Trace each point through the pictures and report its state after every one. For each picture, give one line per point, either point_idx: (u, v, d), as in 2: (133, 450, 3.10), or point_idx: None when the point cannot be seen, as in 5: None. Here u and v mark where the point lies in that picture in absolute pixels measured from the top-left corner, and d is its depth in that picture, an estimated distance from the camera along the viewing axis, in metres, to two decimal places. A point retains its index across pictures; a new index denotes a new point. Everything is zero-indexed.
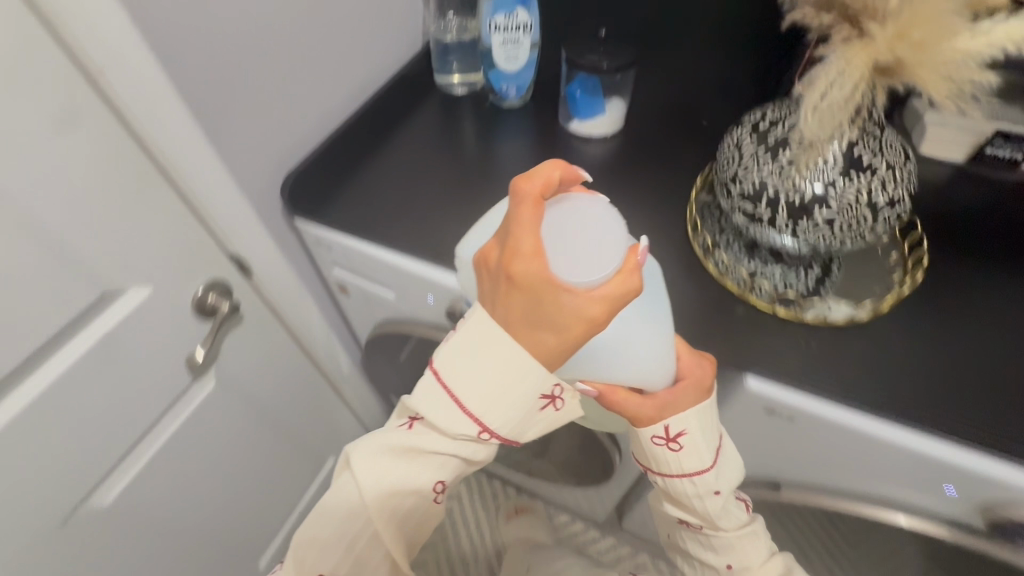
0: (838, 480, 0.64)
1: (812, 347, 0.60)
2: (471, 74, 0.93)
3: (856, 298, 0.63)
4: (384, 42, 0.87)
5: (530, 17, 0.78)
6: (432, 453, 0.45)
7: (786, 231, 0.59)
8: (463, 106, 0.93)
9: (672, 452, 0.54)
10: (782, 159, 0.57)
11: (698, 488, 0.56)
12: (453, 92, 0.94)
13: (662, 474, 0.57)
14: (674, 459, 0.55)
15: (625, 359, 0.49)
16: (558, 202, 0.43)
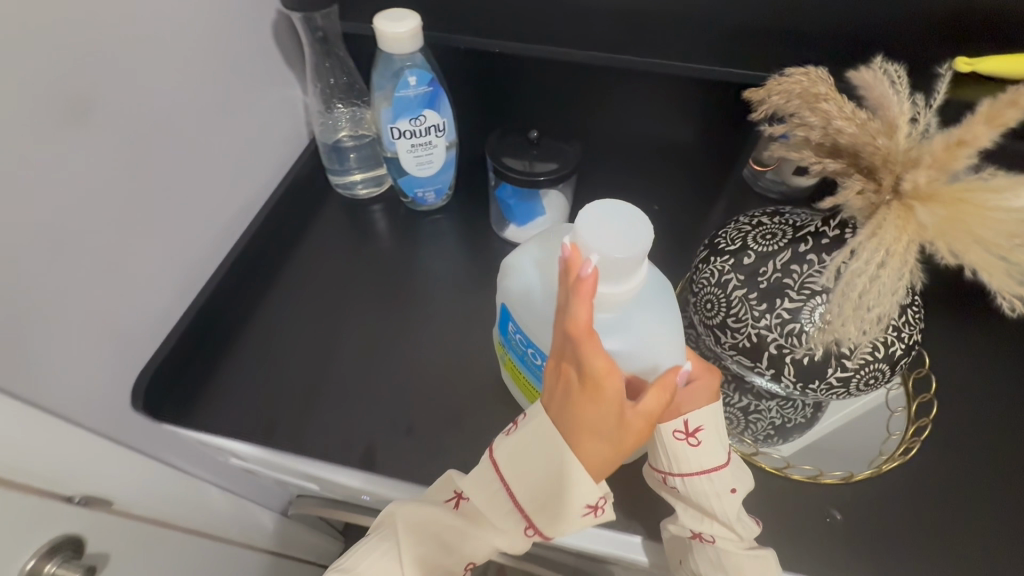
0: None
1: (840, 517, 0.50)
2: (377, 174, 0.76)
3: (866, 432, 0.56)
4: (256, 151, 0.68)
5: (442, 119, 0.62)
6: (471, 540, 0.40)
7: (794, 389, 0.49)
8: (371, 213, 0.76)
9: (689, 452, 0.46)
10: (780, 309, 0.47)
11: (717, 482, 0.46)
12: (356, 196, 0.76)
13: (677, 482, 0.48)
14: (688, 449, 0.46)
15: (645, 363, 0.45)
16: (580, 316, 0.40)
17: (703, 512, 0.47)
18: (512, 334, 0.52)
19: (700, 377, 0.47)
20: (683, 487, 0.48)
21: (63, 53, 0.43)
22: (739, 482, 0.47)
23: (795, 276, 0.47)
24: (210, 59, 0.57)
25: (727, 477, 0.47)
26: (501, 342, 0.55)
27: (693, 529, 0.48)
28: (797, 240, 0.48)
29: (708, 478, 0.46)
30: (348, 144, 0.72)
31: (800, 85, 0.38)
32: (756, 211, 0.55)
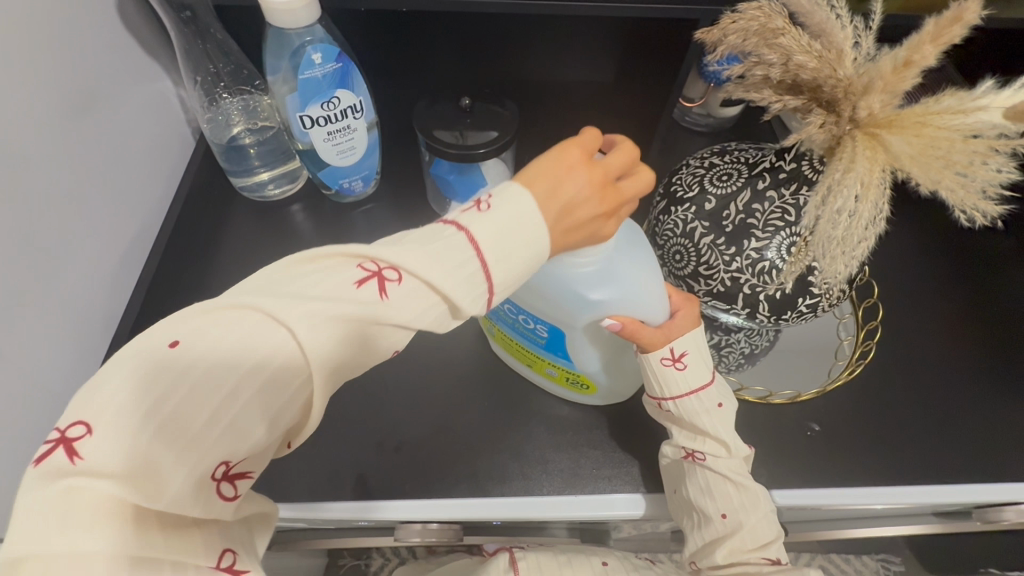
0: (857, 525, 0.61)
1: (817, 430, 0.53)
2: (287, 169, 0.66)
3: (830, 343, 0.59)
4: (132, 164, 0.56)
5: (358, 99, 0.55)
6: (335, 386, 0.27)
7: (769, 322, 0.51)
8: (288, 213, 0.67)
9: (678, 377, 0.44)
10: (748, 250, 0.48)
11: (706, 399, 0.45)
12: (270, 197, 0.66)
13: (667, 406, 0.46)
14: (676, 372, 0.44)
15: (627, 308, 0.43)
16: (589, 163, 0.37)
17: (695, 431, 0.45)
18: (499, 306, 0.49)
19: (684, 307, 0.46)
20: (672, 410, 0.46)
21: None
22: (723, 396, 0.46)
23: (758, 215, 0.47)
24: (44, 60, 0.45)
25: (713, 393, 0.45)
26: (487, 316, 0.53)
27: (686, 449, 0.46)
28: (754, 177, 0.48)
29: (698, 396, 0.45)
30: (245, 140, 0.61)
31: (758, 20, 0.36)
32: (705, 152, 0.55)
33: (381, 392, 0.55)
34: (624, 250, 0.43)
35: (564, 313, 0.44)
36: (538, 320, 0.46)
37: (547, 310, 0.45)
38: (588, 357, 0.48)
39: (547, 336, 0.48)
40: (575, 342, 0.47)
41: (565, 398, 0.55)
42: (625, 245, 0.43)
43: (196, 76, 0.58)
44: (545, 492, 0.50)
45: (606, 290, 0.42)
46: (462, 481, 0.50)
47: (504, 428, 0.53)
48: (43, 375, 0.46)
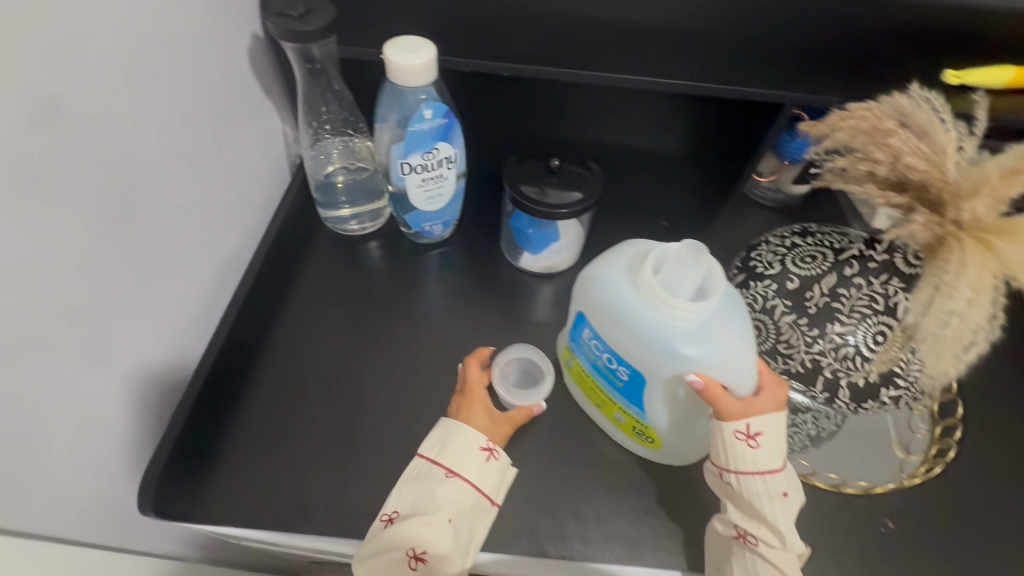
0: None
1: (891, 527, 0.51)
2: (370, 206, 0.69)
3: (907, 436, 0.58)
4: (240, 194, 0.61)
5: (454, 151, 0.58)
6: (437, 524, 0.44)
7: (847, 410, 0.50)
8: (366, 249, 0.70)
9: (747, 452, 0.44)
10: (832, 334, 0.48)
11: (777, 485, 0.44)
12: (354, 229, 0.70)
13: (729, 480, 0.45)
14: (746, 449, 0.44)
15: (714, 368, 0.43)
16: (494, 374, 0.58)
17: (754, 514, 0.44)
18: (585, 340, 0.49)
19: (769, 387, 0.45)
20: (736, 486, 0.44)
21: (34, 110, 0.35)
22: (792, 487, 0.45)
23: (844, 300, 0.48)
24: (185, 96, 0.50)
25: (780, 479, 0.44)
26: (568, 347, 0.53)
27: (738, 529, 0.44)
28: (840, 262, 0.48)
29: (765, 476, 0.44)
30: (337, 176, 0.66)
31: (868, 121, 0.38)
32: (786, 230, 0.56)
33: None
34: (725, 311, 0.44)
35: (649, 361, 0.45)
36: (622, 363, 0.47)
37: (633, 355, 0.45)
38: (661, 411, 0.48)
39: (625, 380, 0.47)
40: (653, 393, 0.47)
41: (621, 444, 0.55)
42: (724, 309, 0.44)
43: (306, 118, 0.63)
44: (605, 559, 0.49)
45: (696, 347, 0.43)
46: (521, 537, 0.50)
47: (564, 486, 0.53)
48: (139, 384, 0.49)
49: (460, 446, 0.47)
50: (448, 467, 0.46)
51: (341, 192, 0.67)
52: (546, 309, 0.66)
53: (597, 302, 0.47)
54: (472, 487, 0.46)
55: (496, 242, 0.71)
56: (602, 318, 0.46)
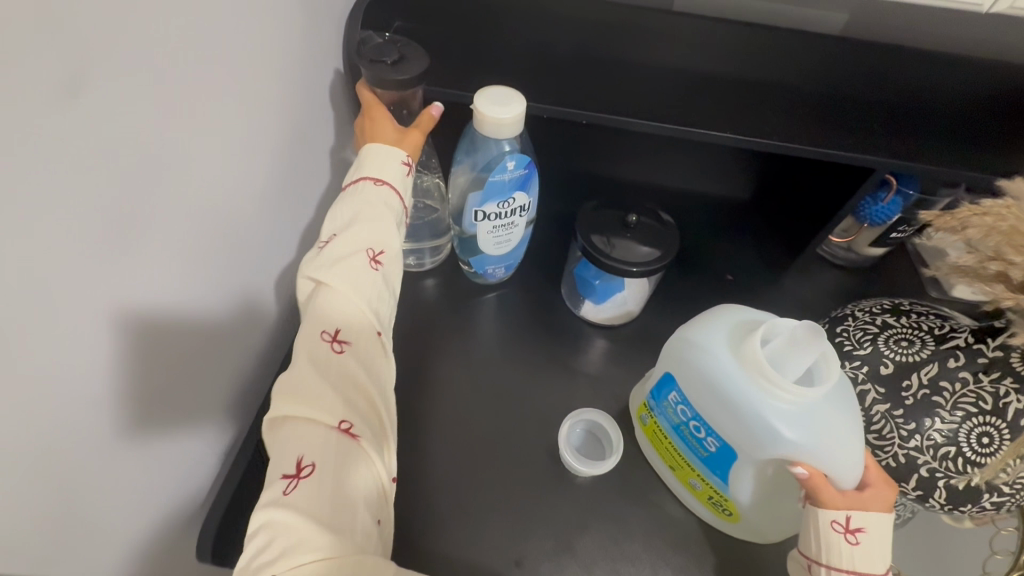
0: None
1: None
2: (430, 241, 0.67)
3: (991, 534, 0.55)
4: (315, 233, 0.59)
5: (529, 200, 0.56)
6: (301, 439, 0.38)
7: (939, 510, 0.47)
8: (420, 285, 0.68)
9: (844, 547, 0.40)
10: (932, 430, 0.45)
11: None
12: (411, 264, 0.68)
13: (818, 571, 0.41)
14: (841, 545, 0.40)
15: (821, 454, 0.38)
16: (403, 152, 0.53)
17: None
18: (668, 401, 0.47)
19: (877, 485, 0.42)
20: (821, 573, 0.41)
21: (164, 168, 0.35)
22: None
23: (947, 394, 0.45)
24: (280, 141, 0.48)
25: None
26: (646, 404, 0.51)
27: None
28: (944, 352, 0.45)
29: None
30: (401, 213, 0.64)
31: (1007, 223, 0.35)
32: (875, 306, 0.53)
33: (502, 498, 0.53)
34: (838, 393, 0.40)
35: (745, 435, 0.40)
36: (711, 433, 0.43)
37: (726, 427, 0.41)
38: (746, 487, 0.45)
39: (713, 451, 0.44)
40: (742, 469, 0.43)
41: (688, 505, 0.53)
42: (837, 392, 0.39)
43: None
44: None
45: (798, 430, 0.38)
46: None
47: (630, 561, 0.50)
48: (210, 429, 0.47)
49: (381, 158, 0.50)
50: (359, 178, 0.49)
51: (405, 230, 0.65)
52: (606, 362, 0.63)
53: (691, 364, 0.43)
54: (398, 195, 0.50)
55: (556, 287, 0.69)
56: (695, 381, 0.43)
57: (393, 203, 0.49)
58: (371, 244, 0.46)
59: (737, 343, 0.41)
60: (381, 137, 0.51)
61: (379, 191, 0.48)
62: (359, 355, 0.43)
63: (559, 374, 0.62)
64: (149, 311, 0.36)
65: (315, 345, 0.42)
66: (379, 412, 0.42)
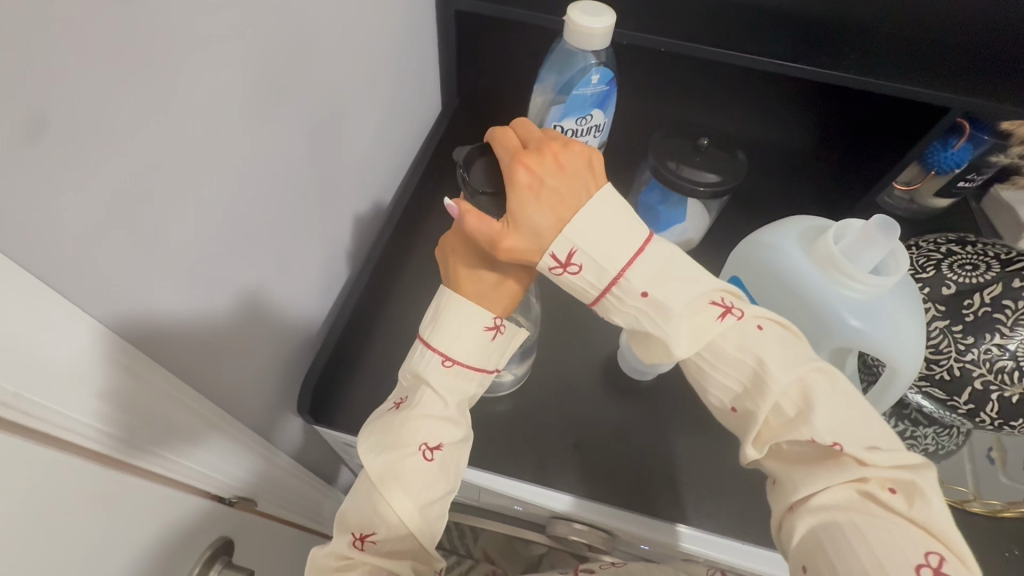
0: None
1: (1015, 552, 0.50)
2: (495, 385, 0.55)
3: None
4: (394, 141, 0.64)
5: (605, 120, 0.59)
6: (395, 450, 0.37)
7: (990, 425, 0.49)
8: None
9: (583, 285, 0.35)
10: (991, 345, 0.47)
11: (859, 542, 0.30)
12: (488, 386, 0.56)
13: (881, 479, 0.32)
14: (594, 295, 0.36)
15: (885, 344, 0.41)
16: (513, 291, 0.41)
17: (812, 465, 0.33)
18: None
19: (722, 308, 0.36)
20: (802, 414, 0.33)
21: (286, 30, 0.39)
22: (850, 555, 0.30)
23: (1009, 312, 0.46)
24: (371, 44, 0.53)
25: (822, 497, 0.32)
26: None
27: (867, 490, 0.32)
28: (1009, 274, 0.47)
29: (783, 359, 0.34)
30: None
31: None
32: (938, 237, 0.54)
33: (559, 391, 0.58)
34: (902, 292, 0.42)
35: (811, 327, 0.43)
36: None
37: (792, 320, 0.45)
38: None
39: None
40: None
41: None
42: (901, 289, 0.42)
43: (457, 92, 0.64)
44: (709, 527, 0.50)
45: (864, 321, 0.41)
46: (632, 498, 0.52)
47: (673, 452, 0.54)
48: (301, 294, 0.53)
49: (459, 320, 0.38)
50: (447, 355, 0.38)
51: None
52: None
53: (760, 264, 0.46)
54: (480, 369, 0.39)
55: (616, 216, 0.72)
56: (763, 280, 0.46)
57: (464, 389, 0.39)
58: (415, 385, 0.39)
59: (808, 244, 0.44)
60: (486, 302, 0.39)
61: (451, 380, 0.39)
62: (401, 542, 0.36)
63: None
64: (264, 164, 0.42)
65: (350, 518, 0.37)
66: (406, 440, 0.37)
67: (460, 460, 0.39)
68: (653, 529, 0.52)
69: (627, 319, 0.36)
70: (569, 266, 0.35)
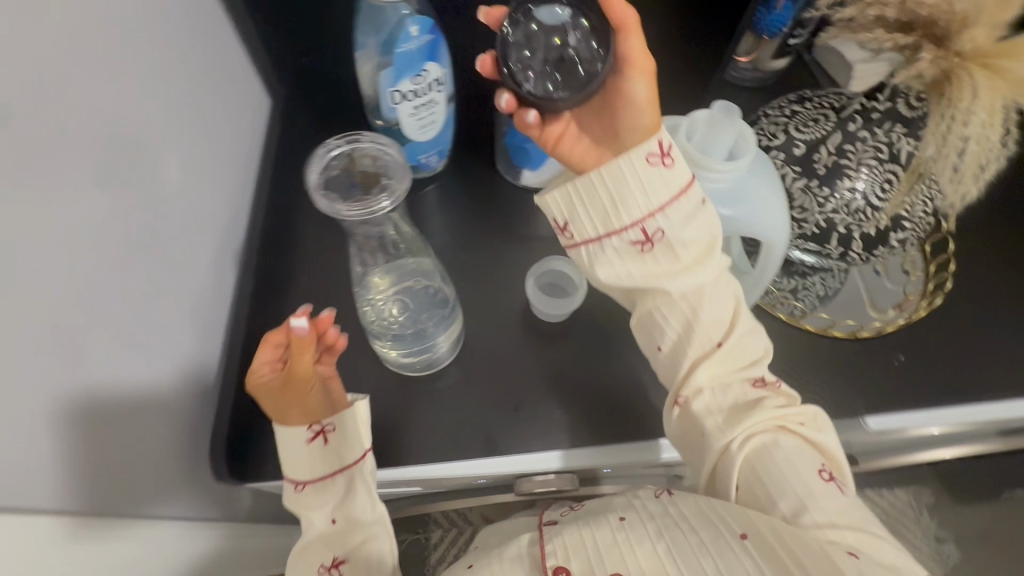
0: (924, 440, 0.66)
1: (904, 359, 0.57)
2: (438, 358, 0.55)
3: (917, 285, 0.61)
4: (227, 155, 0.56)
5: (444, 71, 0.56)
6: (304, 550, 0.44)
7: (860, 259, 0.54)
8: None
9: (670, 178, 0.41)
10: (843, 190, 0.50)
11: (784, 464, 0.39)
12: (429, 364, 0.55)
13: (794, 414, 0.42)
14: (669, 195, 0.42)
15: (751, 222, 0.44)
16: (290, 386, 0.45)
17: (751, 401, 0.43)
18: None
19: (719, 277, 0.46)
20: (755, 361, 0.45)
21: (31, 75, 0.32)
22: (776, 470, 0.39)
23: (852, 155, 0.50)
24: (162, 57, 0.44)
25: (754, 429, 0.41)
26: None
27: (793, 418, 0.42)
28: (844, 120, 0.50)
29: (749, 320, 0.46)
30: (391, 318, 0.53)
31: None
32: (781, 101, 0.56)
33: (488, 358, 0.57)
34: (757, 168, 0.44)
35: None
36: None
37: None
38: None
39: None
40: None
41: None
42: (756, 167, 0.44)
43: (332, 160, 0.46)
44: (658, 434, 0.53)
45: (732, 207, 0.44)
46: (584, 432, 0.53)
47: (608, 381, 0.56)
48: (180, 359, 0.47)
49: (283, 445, 0.46)
50: (297, 480, 0.46)
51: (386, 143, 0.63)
52: None
53: None
54: (336, 473, 0.46)
55: (497, 168, 0.68)
56: None
57: (328, 500, 0.46)
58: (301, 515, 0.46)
59: None
60: (279, 414, 0.46)
61: (308, 496, 0.46)
62: None
63: (516, 242, 0.64)
64: (65, 242, 0.34)
65: None
66: (304, 544, 0.45)
67: (383, 553, 0.44)
68: (611, 458, 0.53)
69: (692, 228, 0.42)
70: (667, 153, 0.41)
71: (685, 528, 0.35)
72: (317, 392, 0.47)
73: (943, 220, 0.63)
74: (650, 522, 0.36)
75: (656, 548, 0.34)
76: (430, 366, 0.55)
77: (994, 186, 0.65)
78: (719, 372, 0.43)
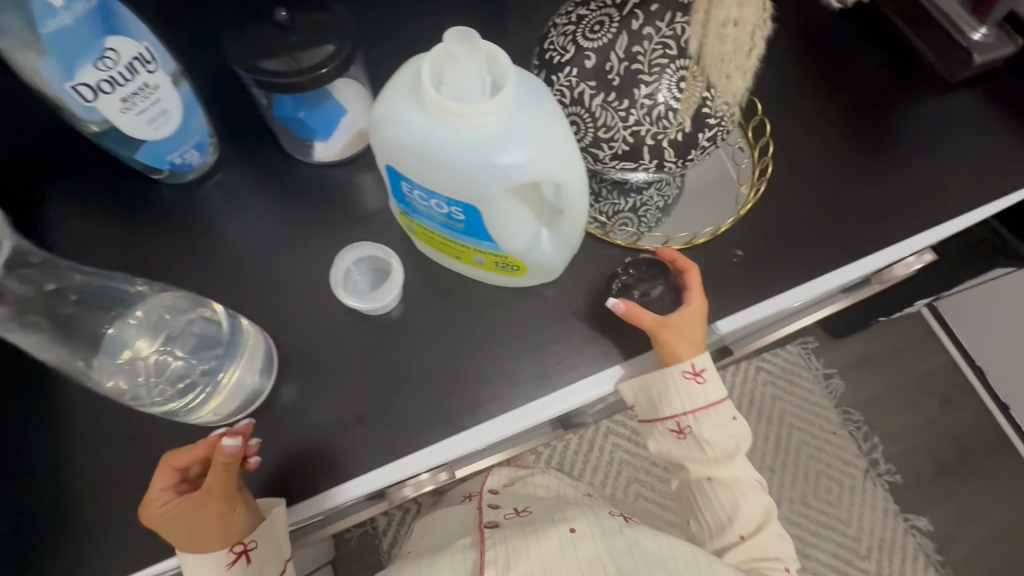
0: (790, 315, 0.68)
1: (742, 254, 0.56)
2: (257, 390, 0.47)
3: (745, 176, 0.60)
4: None
5: (141, 44, 0.43)
6: None
7: (679, 168, 0.51)
8: (105, 229, 0.53)
9: (699, 391, 0.50)
10: (641, 98, 0.46)
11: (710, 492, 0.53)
12: (246, 404, 0.47)
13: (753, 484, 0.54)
14: (693, 388, 0.50)
15: (537, 163, 0.38)
16: (206, 521, 0.42)
17: (704, 433, 0.51)
18: (409, 198, 0.44)
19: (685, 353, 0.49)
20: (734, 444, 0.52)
21: None
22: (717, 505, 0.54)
23: (642, 58, 0.44)
24: None
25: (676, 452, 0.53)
26: (403, 213, 0.48)
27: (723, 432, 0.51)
28: (626, 18, 0.44)
29: (728, 413, 0.51)
30: (167, 372, 0.44)
31: None
32: (568, 5, 0.49)
33: (315, 377, 0.50)
34: (530, 98, 0.38)
35: (471, 183, 0.39)
36: (449, 201, 0.41)
37: (454, 187, 0.40)
38: (507, 237, 0.44)
39: (465, 219, 0.43)
40: (494, 219, 0.42)
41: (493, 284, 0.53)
42: (526, 98, 0.38)
43: None
44: (519, 402, 0.50)
45: (510, 151, 0.38)
46: (436, 428, 0.49)
47: (459, 361, 0.51)
48: None
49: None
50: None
51: (123, 153, 0.50)
52: (374, 194, 0.56)
53: (396, 145, 0.40)
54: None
55: (291, 152, 0.57)
56: (416, 154, 0.39)
57: None
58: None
59: (421, 102, 0.38)
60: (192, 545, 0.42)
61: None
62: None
63: (324, 232, 0.55)
64: None
65: None
66: None
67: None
68: (480, 442, 0.49)
69: (701, 396, 0.50)
70: (698, 373, 0.49)
71: (633, 552, 0.48)
72: (240, 514, 0.43)
73: (758, 102, 0.61)
74: (599, 539, 0.48)
75: (596, 552, 0.47)
76: (247, 406, 0.47)
77: (802, 53, 0.63)
78: (668, 413, 0.50)
